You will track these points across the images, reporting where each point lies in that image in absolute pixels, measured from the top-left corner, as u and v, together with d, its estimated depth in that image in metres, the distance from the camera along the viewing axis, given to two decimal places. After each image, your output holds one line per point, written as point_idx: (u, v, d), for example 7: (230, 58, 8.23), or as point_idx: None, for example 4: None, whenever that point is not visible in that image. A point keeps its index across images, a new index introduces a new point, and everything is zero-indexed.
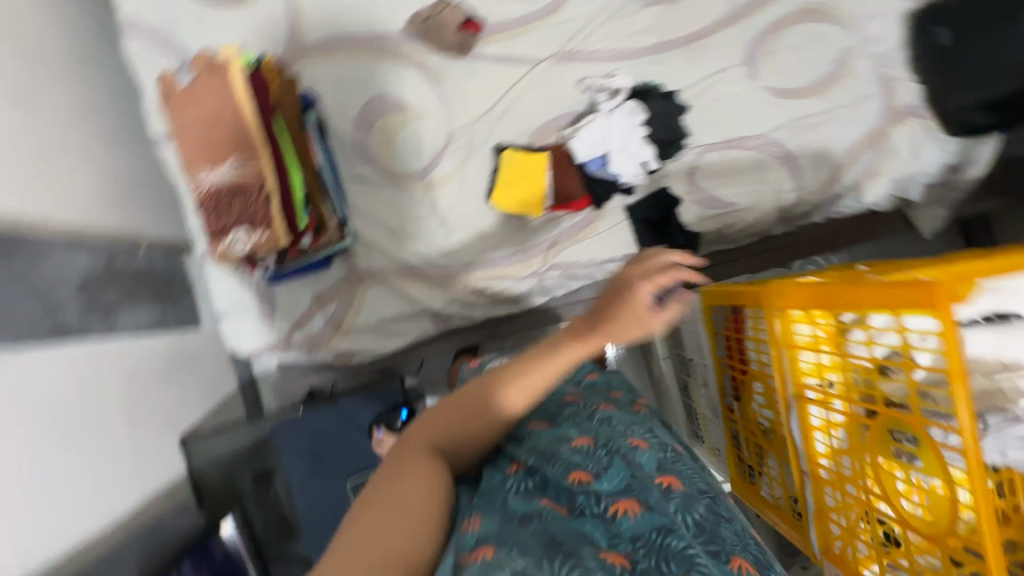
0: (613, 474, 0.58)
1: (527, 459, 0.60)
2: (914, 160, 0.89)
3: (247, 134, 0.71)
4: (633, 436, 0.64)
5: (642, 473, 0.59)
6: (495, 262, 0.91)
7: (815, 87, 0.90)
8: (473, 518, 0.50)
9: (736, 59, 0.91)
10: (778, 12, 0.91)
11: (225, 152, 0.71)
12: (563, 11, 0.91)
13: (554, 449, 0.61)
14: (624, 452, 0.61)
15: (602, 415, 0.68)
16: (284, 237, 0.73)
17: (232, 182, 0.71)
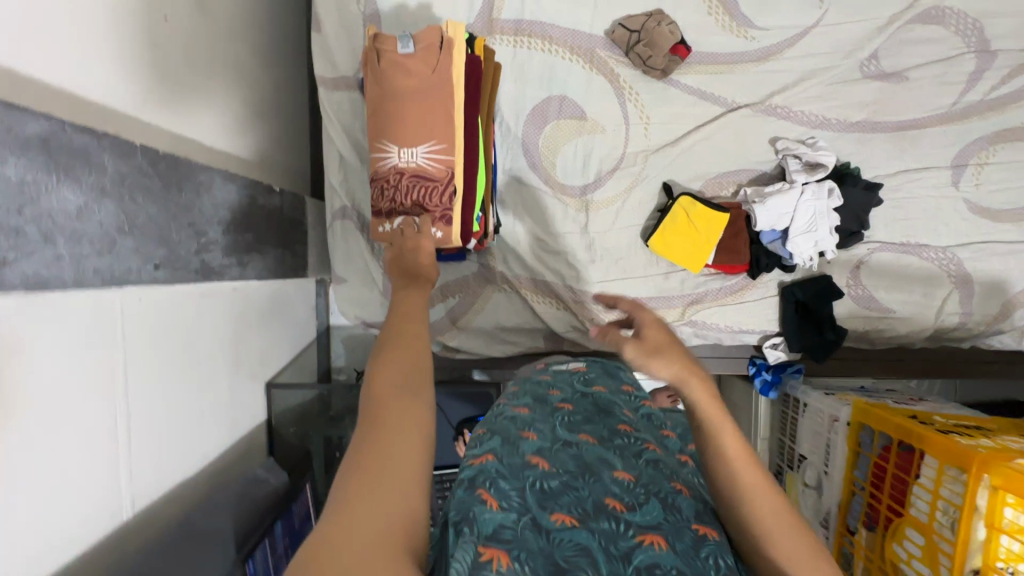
0: (651, 512, 0.41)
1: (551, 457, 0.46)
2: None
3: (455, 124, 0.67)
4: (678, 480, 0.46)
5: (680, 515, 0.42)
6: (630, 301, 0.88)
7: (1016, 213, 0.84)
8: (487, 491, 0.39)
9: (943, 160, 0.85)
10: (1004, 123, 0.84)
11: (427, 136, 0.67)
12: (779, 60, 0.84)
13: (595, 469, 0.45)
14: (665, 496, 0.43)
15: (651, 455, 0.49)
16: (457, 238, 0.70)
17: (425, 169, 0.68)
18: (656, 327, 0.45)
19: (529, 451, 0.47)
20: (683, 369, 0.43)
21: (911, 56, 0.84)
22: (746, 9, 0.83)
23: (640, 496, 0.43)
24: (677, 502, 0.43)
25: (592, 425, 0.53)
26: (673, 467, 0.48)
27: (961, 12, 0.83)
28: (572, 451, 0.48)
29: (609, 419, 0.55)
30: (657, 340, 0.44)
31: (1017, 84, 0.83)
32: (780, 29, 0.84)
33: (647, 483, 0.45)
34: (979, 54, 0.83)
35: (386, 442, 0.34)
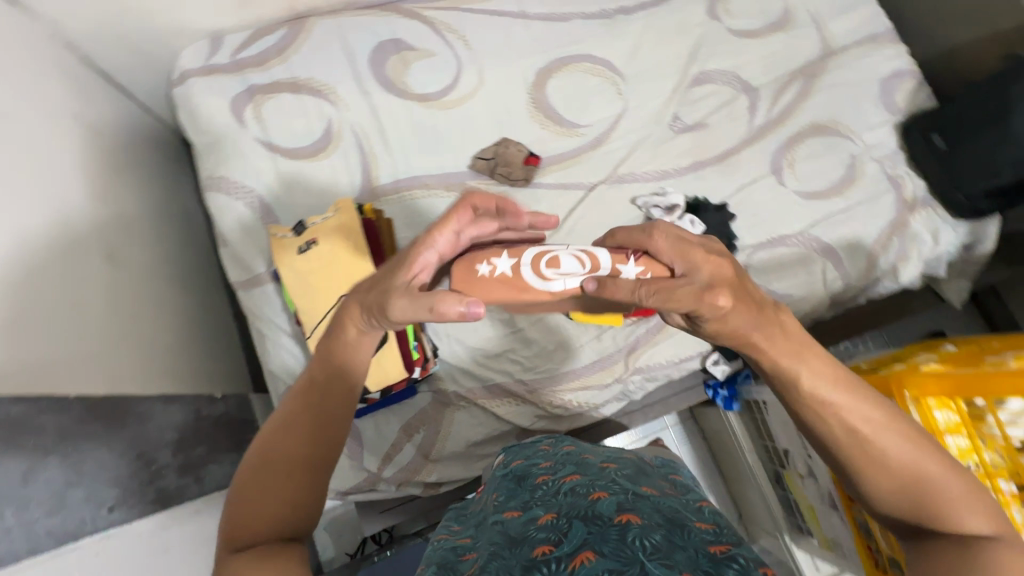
0: (580, 540, 0.60)
1: (479, 555, 0.62)
2: (935, 242, 1.01)
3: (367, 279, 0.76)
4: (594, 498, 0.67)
5: (600, 523, 0.63)
6: (579, 373, 0.94)
7: (836, 188, 1.03)
8: None
9: (764, 170, 1.04)
10: (790, 131, 1.07)
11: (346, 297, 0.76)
12: (610, 141, 1.04)
13: (519, 535, 0.65)
14: (584, 511, 0.67)
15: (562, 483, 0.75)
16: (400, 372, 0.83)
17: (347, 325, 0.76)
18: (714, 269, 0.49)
19: (484, 547, 0.65)
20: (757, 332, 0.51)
21: (702, 108, 1.07)
22: (567, 116, 1.05)
23: (564, 531, 0.64)
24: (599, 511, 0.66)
25: (514, 500, 0.74)
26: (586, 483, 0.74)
27: (718, 71, 1.09)
28: (502, 543, 0.65)
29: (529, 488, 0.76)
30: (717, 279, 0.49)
31: (784, 103, 1.08)
32: (599, 122, 1.05)
33: (568, 515, 0.67)
34: (746, 93, 1.08)
35: (259, 495, 0.51)
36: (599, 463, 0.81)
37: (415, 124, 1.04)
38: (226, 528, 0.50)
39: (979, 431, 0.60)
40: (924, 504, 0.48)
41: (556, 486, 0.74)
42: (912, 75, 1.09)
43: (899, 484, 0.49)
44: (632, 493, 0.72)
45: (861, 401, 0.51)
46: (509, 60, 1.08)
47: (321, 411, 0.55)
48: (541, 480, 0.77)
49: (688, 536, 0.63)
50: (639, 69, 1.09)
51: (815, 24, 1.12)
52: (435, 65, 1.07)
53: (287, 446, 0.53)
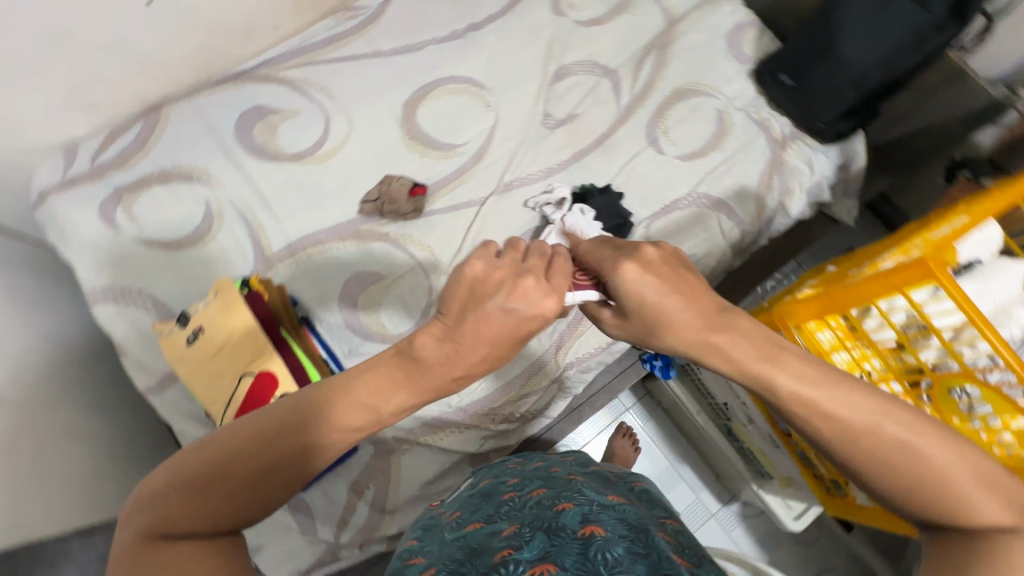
0: (539, 550, 0.60)
1: (432, 565, 0.62)
2: (813, 170, 1.07)
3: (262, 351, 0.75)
4: (558, 505, 0.70)
5: (562, 534, 0.62)
6: (514, 384, 0.94)
7: (711, 143, 1.07)
8: None
9: (642, 143, 1.08)
10: (656, 101, 1.11)
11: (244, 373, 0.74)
12: (490, 153, 1.06)
13: (480, 544, 0.64)
14: (550, 523, 0.66)
15: (533, 496, 0.75)
16: None
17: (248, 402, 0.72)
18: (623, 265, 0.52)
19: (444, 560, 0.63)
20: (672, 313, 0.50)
21: (570, 100, 1.11)
22: (443, 139, 1.06)
23: (527, 538, 0.63)
24: (564, 521, 0.66)
25: (477, 512, 0.75)
26: (554, 494, 0.75)
27: (577, 63, 1.13)
28: (462, 550, 0.64)
29: (494, 501, 0.77)
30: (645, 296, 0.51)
31: (644, 77, 1.12)
32: (475, 137, 1.07)
33: (533, 526, 0.66)
34: (608, 76, 1.12)
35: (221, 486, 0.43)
36: (566, 476, 0.83)
37: (295, 184, 1.03)
38: (142, 511, 0.42)
39: (856, 345, 0.64)
40: (954, 498, 0.44)
41: (523, 499, 0.74)
42: (753, 24, 1.15)
43: (915, 482, 0.44)
44: (599, 503, 0.72)
45: (859, 398, 0.46)
46: (374, 100, 1.09)
47: (300, 413, 0.46)
48: (509, 497, 0.77)
49: (653, 544, 0.61)
50: (502, 78, 1.12)
51: None
52: (302, 122, 1.06)
53: (228, 454, 0.43)
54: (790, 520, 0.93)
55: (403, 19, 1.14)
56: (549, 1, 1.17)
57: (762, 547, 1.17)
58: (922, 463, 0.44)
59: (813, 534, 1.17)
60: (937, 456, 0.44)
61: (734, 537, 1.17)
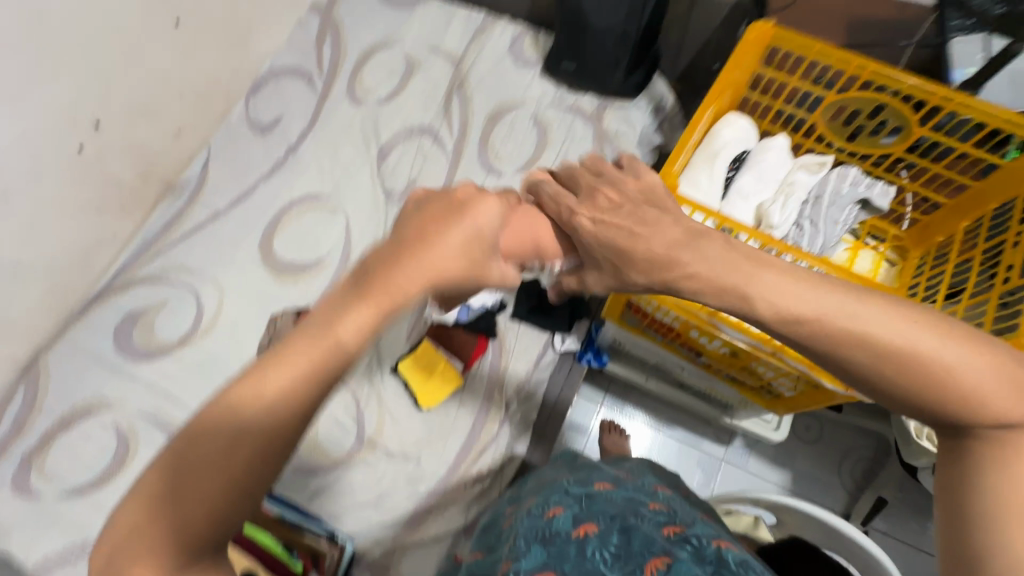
0: (538, 559, 0.54)
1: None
2: (634, 125, 1.15)
3: None
4: (548, 510, 0.62)
5: (558, 540, 0.56)
6: (469, 442, 0.95)
7: (539, 146, 1.15)
8: None
9: (482, 175, 1.14)
10: (477, 135, 1.18)
11: None
12: (355, 251, 1.11)
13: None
14: (545, 531, 0.58)
15: (529, 506, 0.69)
16: None
17: None
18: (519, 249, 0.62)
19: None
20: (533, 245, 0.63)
21: (404, 170, 1.17)
22: (308, 259, 1.11)
23: (521, 550, 0.56)
24: (557, 527, 0.59)
25: (483, 545, 0.70)
26: (546, 499, 0.67)
27: (395, 135, 1.20)
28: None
29: (490, 536, 0.72)
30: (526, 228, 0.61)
31: (458, 119, 1.20)
32: (335, 244, 1.12)
33: (528, 538, 0.58)
34: (426, 133, 1.19)
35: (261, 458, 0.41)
36: (556, 481, 0.77)
37: (192, 365, 1.04)
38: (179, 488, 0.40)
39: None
40: (950, 399, 0.46)
41: (519, 512, 0.69)
42: (526, 33, 1.25)
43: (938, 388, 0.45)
44: (587, 495, 0.66)
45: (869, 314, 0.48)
46: (232, 255, 1.12)
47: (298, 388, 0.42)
48: (507, 521, 0.71)
49: (642, 520, 0.59)
50: (336, 180, 1.17)
51: (433, 51, 1.26)
52: (175, 308, 1.08)
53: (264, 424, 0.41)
54: (773, 433, 0.96)
55: (228, 173, 1.19)
56: (348, 96, 1.24)
57: (779, 464, 1.18)
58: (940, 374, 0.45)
59: (816, 429, 1.19)
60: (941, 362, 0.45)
61: (751, 468, 1.18)
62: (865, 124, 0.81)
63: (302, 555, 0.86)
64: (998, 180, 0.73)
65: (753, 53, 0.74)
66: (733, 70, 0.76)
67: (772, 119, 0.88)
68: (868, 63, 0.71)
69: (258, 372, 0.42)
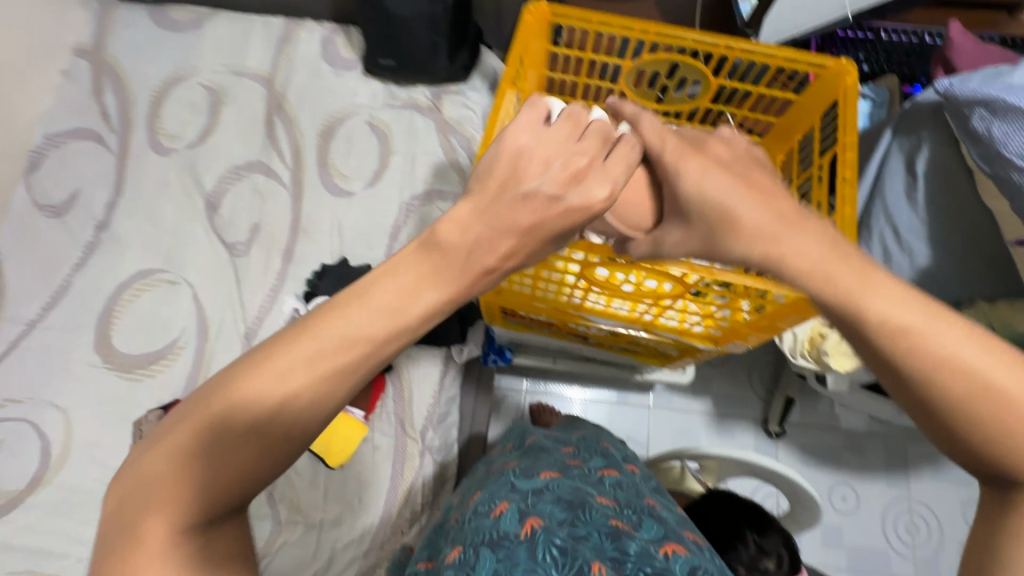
0: (486, 568, 0.51)
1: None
2: (475, 108, 1.09)
3: None
4: (494, 510, 0.59)
5: (507, 543, 0.53)
6: (394, 486, 0.89)
7: (383, 154, 1.06)
8: None
9: (331, 201, 1.04)
10: (313, 156, 1.07)
11: None
12: (212, 320, 0.98)
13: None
14: (493, 536, 0.55)
15: (477, 502, 0.64)
16: None
17: None
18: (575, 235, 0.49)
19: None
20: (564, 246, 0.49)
21: (242, 216, 1.04)
22: (160, 345, 0.97)
23: (472, 565, 0.52)
24: (504, 529, 0.55)
25: (433, 551, 0.65)
26: (491, 496, 0.63)
27: (221, 180, 1.06)
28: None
29: (438, 544, 0.65)
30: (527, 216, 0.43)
31: (286, 145, 1.08)
32: (187, 318, 0.98)
33: (474, 543, 0.55)
34: (256, 169, 1.06)
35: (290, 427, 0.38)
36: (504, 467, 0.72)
37: (55, 506, 0.89)
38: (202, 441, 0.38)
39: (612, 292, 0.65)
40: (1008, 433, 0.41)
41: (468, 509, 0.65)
42: (336, 32, 1.14)
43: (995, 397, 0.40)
44: (535, 488, 0.62)
45: (946, 320, 0.41)
46: (66, 366, 0.96)
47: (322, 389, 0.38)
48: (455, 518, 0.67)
49: (591, 513, 0.57)
50: (167, 248, 1.02)
51: (238, 74, 1.12)
52: (13, 449, 0.91)
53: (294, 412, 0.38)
54: (681, 375, 0.99)
55: (30, 274, 1.00)
56: (152, 148, 1.07)
57: (699, 394, 1.24)
58: (985, 399, 0.41)
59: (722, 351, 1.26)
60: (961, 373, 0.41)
61: (676, 405, 1.23)
62: (668, 83, 0.82)
63: None
64: (798, 109, 0.77)
65: (537, 33, 0.72)
66: (523, 55, 0.73)
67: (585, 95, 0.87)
68: (646, 29, 0.71)
69: (263, 364, 0.37)
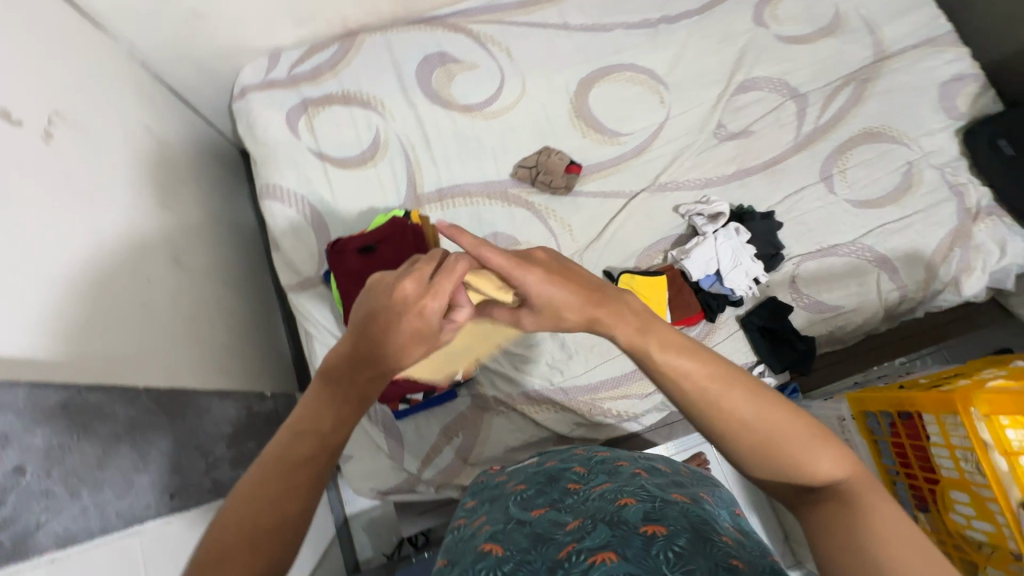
0: (601, 536, 0.48)
1: None
2: (1003, 253, 0.96)
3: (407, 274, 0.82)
4: (621, 500, 0.53)
5: (626, 524, 0.48)
6: (617, 382, 0.93)
7: (890, 196, 0.99)
8: None
9: (813, 178, 1.01)
10: (840, 138, 1.03)
11: None
12: (652, 149, 1.04)
13: (547, 535, 0.50)
14: (611, 516, 0.50)
15: (597, 493, 0.56)
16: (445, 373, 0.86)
17: None
18: (621, 322, 0.50)
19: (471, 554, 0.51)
20: (589, 313, 0.50)
21: (747, 116, 1.05)
22: (610, 124, 1.05)
23: (587, 531, 0.49)
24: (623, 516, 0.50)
25: (540, 498, 0.59)
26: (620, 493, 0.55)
27: (766, 78, 1.07)
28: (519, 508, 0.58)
29: (557, 486, 0.61)
30: (550, 303, 0.50)
31: (833, 109, 1.05)
32: (641, 130, 1.05)
33: (593, 518, 0.51)
34: (794, 99, 1.06)
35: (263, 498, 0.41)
36: (633, 471, 0.62)
37: (459, 135, 1.07)
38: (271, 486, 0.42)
39: None
40: None
41: (585, 490, 0.57)
42: (974, 79, 1.04)
43: (768, 460, 0.43)
44: (666, 499, 0.54)
45: None
46: (552, 71, 1.09)
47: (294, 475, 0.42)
48: (572, 486, 0.60)
49: (718, 551, 0.45)
50: (682, 77, 1.08)
51: (867, 29, 1.08)
52: (479, 77, 1.09)
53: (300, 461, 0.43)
54: None
55: None
56: (751, 15, 1.09)
57: None
58: None
59: None
60: (823, 465, 0.42)
61: None
62: None
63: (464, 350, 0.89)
64: None
65: None
66: None
67: None
68: None
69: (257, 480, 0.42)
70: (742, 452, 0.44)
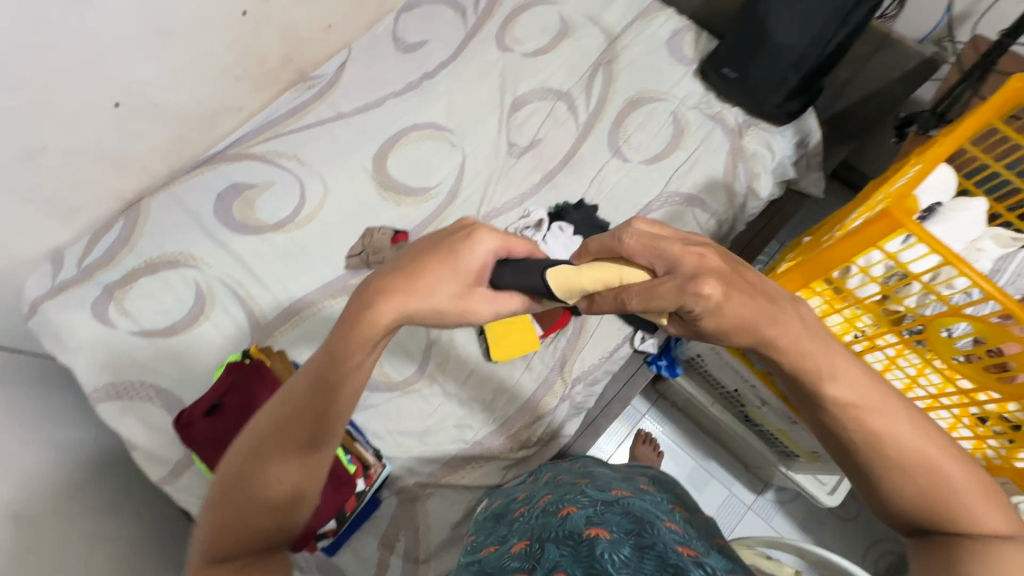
0: (550, 559, 0.55)
1: None
2: (773, 152, 1.11)
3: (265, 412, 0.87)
4: (563, 511, 0.65)
5: (572, 539, 0.58)
6: (523, 410, 0.94)
7: (671, 144, 1.11)
8: None
9: (606, 155, 1.11)
10: (612, 115, 1.15)
11: None
12: (463, 190, 1.10)
13: (503, 567, 0.58)
14: (558, 531, 0.61)
15: (547, 509, 0.68)
16: (340, 493, 0.80)
17: None
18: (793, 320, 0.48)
19: None
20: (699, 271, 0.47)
21: (530, 128, 1.15)
22: (417, 184, 1.10)
23: (538, 556, 0.57)
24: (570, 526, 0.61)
25: (490, 538, 0.68)
26: (564, 501, 0.68)
27: (531, 91, 1.18)
28: (477, 553, 0.65)
29: (506, 518, 0.72)
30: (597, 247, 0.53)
31: (596, 94, 1.17)
32: (446, 177, 1.10)
33: (540, 538, 0.61)
34: (562, 98, 1.17)
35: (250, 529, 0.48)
36: (572, 480, 0.76)
37: (281, 252, 1.06)
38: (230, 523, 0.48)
39: (886, 331, 0.66)
40: None
41: (534, 507, 0.69)
42: (688, 28, 1.21)
43: (931, 497, 0.47)
44: (603, 501, 0.67)
45: None
46: (345, 158, 1.12)
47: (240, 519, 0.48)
48: (518, 509, 0.72)
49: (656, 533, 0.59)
50: (462, 119, 1.16)
51: (591, 21, 1.23)
52: (279, 192, 1.09)
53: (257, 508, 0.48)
54: (826, 496, 0.92)
55: (360, 81, 1.19)
56: (495, 43, 1.22)
57: (806, 530, 1.17)
58: None
59: (851, 511, 1.18)
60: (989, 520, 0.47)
61: (776, 524, 1.16)
62: None
63: (354, 458, 0.85)
64: None
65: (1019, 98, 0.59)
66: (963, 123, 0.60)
67: (981, 180, 0.70)
68: None
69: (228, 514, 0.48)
70: (847, 429, 0.49)
